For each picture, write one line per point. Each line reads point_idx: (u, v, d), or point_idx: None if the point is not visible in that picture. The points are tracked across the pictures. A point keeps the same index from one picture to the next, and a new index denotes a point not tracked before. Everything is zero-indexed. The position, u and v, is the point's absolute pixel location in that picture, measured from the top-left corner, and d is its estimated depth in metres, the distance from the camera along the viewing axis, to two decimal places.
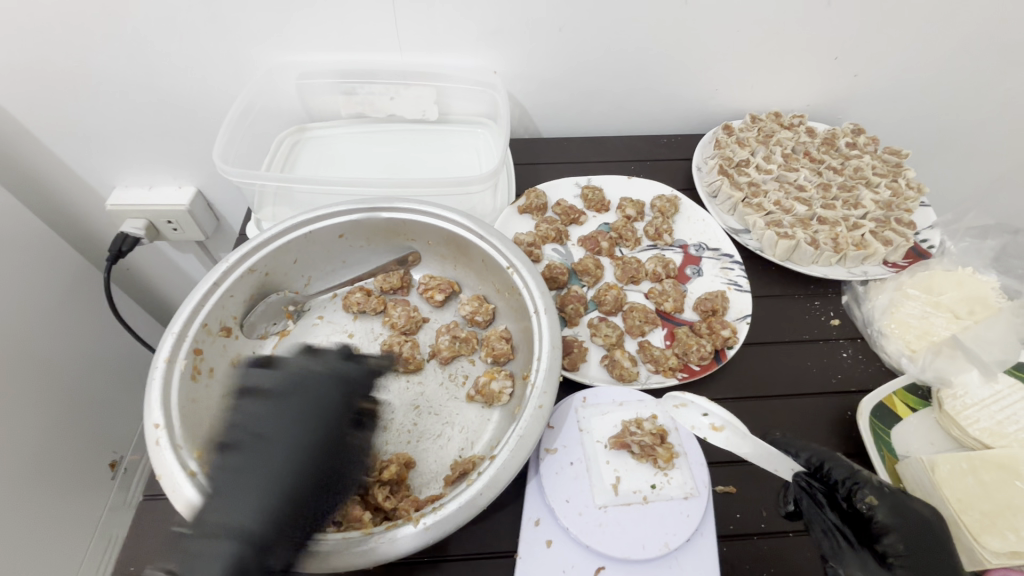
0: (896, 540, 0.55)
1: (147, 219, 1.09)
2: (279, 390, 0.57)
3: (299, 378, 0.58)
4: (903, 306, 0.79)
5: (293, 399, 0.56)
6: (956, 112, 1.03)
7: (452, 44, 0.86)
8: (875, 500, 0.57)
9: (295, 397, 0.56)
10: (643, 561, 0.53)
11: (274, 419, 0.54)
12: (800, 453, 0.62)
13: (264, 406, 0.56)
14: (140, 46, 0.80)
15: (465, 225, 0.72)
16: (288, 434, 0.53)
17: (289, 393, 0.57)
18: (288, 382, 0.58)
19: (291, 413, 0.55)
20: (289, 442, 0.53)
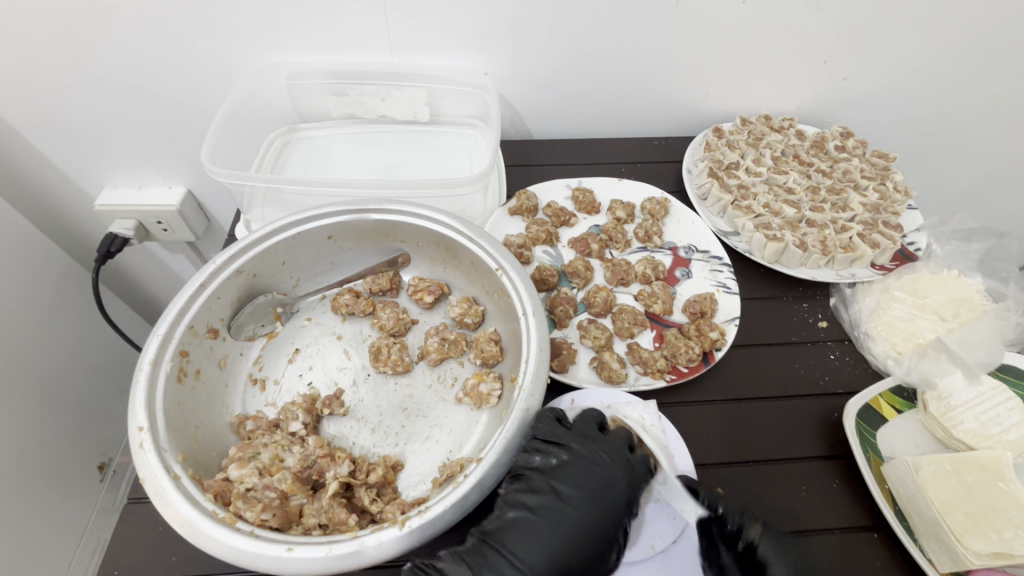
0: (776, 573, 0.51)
1: (136, 220, 1.08)
2: (586, 453, 0.57)
3: (602, 448, 0.58)
4: (890, 308, 0.80)
5: (610, 464, 0.57)
6: (942, 116, 1.04)
7: (443, 45, 0.86)
8: (760, 535, 0.53)
9: (609, 461, 0.57)
10: (631, 562, 0.55)
11: (598, 482, 0.56)
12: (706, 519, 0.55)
13: (583, 468, 0.56)
14: (127, 45, 0.80)
15: (455, 227, 0.72)
16: (588, 504, 0.54)
17: (594, 453, 0.57)
18: (591, 445, 0.58)
19: (620, 479, 0.56)
20: (610, 508, 0.54)
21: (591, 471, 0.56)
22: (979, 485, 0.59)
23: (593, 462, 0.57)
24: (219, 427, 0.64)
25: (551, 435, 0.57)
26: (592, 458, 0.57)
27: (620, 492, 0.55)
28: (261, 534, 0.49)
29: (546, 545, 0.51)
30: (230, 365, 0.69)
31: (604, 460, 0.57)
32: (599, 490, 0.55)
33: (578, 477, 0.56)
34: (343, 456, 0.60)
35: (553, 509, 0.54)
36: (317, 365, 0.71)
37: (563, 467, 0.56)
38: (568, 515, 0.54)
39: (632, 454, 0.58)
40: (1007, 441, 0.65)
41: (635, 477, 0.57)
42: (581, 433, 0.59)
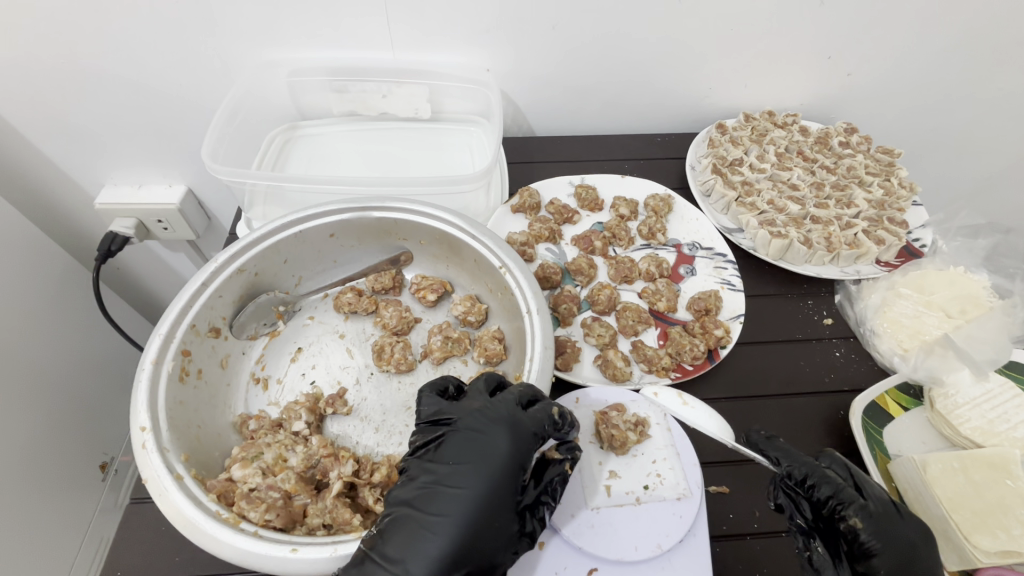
0: (881, 563, 0.52)
1: (137, 219, 1.08)
2: (471, 423, 0.53)
3: (485, 407, 0.54)
4: (895, 305, 0.79)
5: (493, 428, 0.52)
6: (947, 112, 1.03)
7: (444, 41, 0.85)
8: (861, 523, 0.53)
9: (491, 426, 0.53)
10: (636, 562, 0.53)
11: (480, 451, 0.51)
12: (788, 461, 0.57)
13: (464, 440, 0.52)
14: (126, 42, 0.79)
15: (458, 224, 0.71)
16: (478, 482, 0.50)
17: (480, 422, 0.53)
18: (477, 412, 0.54)
19: (503, 443, 0.52)
20: (496, 478, 0.50)
21: (478, 446, 0.52)
22: (986, 482, 0.58)
23: (478, 431, 0.53)
24: (222, 427, 0.64)
25: (437, 411, 0.56)
26: (475, 427, 0.53)
27: (505, 456, 0.51)
28: (265, 535, 0.49)
29: (432, 530, 0.47)
30: (232, 365, 0.69)
31: (487, 429, 0.52)
32: (484, 460, 0.51)
33: (461, 452, 0.52)
34: (347, 456, 0.60)
35: (443, 494, 0.49)
36: (320, 364, 0.71)
37: (446, 447, 0.53)
38: (456, 496, 0.49)
39: (524, 412, 0.54)
40: (1015, 438, 0.65)
41: (520, 436, 0.52)
42: (470, 403, 0.55)
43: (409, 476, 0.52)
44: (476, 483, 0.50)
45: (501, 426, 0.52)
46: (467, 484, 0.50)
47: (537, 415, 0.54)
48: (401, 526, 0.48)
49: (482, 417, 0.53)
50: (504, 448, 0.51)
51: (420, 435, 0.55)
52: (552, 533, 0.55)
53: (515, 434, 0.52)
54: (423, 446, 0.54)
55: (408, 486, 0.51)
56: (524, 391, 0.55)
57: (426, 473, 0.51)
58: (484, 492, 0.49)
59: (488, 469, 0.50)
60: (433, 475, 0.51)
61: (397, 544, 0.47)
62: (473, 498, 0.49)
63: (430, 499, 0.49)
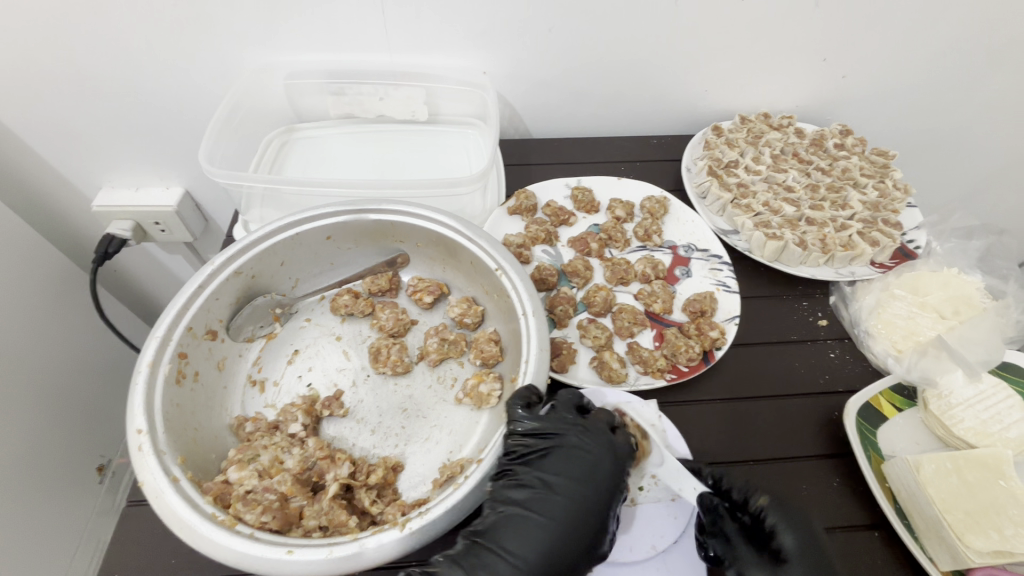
0: (785, 538, 0.53)
1: (134, 221, 1.07)
2: (581, 442, 0.56)
3: (592, 429, 0.57)
4: (889, 306, 0.80)
5: (599, 450, 0.56)
6: (941, 114, 1.04)
7: (440, 44, 0.85)
8: (767, 502, 0.55)
9: (597, 445, 0.56)
10: (632, 563, 0.55)
11: (586, 466, 0.55)
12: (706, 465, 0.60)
13: (570, 455, 0.55)
14: (124, 46, 0.79)
15: (454, 226, 0.72)
16: (582, 496, 0.53)
17: (588, 443, 0.56)
18: (585, 432, 0.57)
19: (608, 466, 0.55)
20: (599, 494, 0.54)
21: (587, 464, 0.55)
22: (978, 483, 0.59)
23: (587, 451, 0.56)
24: (218, 429, 0.64)
25: (538, 424, 0.55)
26: (579, 444, 0.56)
27: (610, 475, 0.55)
28: (261, 537, 0.49)
29: (542, 533, 0.51)
30: (229, 367, 0.69)
31: (594, 450, 0.56)
32: (588, 475, 0.54)
33: (569, 468, 0.55)
34: (343, 458, 0.60)
35: (552, 502, 0.53)
36: (317, 366, 0.71)
37: (551, 458, 0.55)
38: (562, 503, 0.53)
39: (616, 436, 0.58)
40: (1008, 438, 0.65)
41: (620, 458, 0.56)
42: (570, 419, 0.58)
43: (516, 480, 0.54)
44: (583, 496, 0.53)
45: (608, 450, 0.56)
46: (574, 495, 0.53)
47: (633, 442, 0.58)
48: (515, 527, 0.51)
49: (591, 438, 0.56)
50: (610, 470, 0.55)
51: (518, 444, 0.56)
52: None
53: (617, 456, 0.56)
54: (526, 454, 0.55)
55: (515, 489, 0.53)
56: (610, 416, 0.59)
57: (533, 478, 0.54)
58: (590, 509, 0.53)
59: (594, 484, 0.54)
60: (539, 482, 0.54)
61: (512, 543, 0.50)
62: (579, 512, 0.52)
63: (540, 504, 0.52)
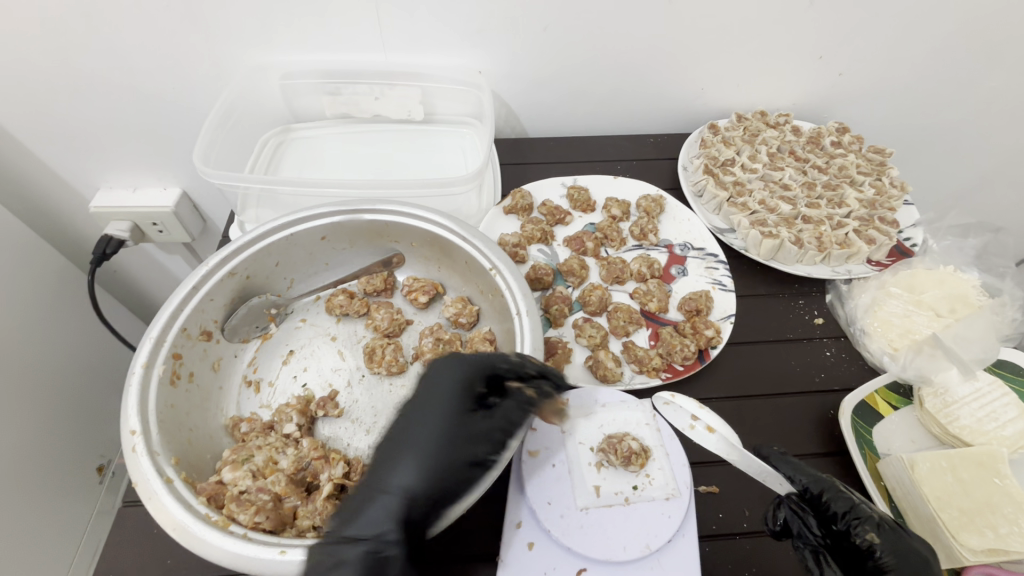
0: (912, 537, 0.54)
1: (131, 222, 1.08)
2: (426, 369, 0.57)
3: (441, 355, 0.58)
4: (886, 304, 0.79)
5: (445, 370, 0.55)
6: (939, 111, 1.03)
7: (435, 43, 0.85)
8: (875, 509, 0.56)
9: (435, 370, 0.56)
10: (625, 563, 0.53)
11: (427, 392, 0.54)
12: (800, 476, 0.57)
13: (425, 384, 0.55)
14: (118, 45, 0.79)
15: (448, 227, 0.72)
16: (420, 414, 0.53)
17: (427, 367, 0.56)
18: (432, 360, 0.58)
19: (450, 378, 0.54)
20: (455, 406, 0.53)
21: (433, 384, 0.55)
22: (974, 481, 0.59)
23: (428, 374, 0.56)
24: (213, 430, 0.64)
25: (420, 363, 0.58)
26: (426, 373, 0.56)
27: (449, 387, 0.54)
28: (254, 537, 0.49)
29: (413, 461, 0.50)
30: (225, 368, 0.69)
31: (429, 371, 0.56)
32: (436, 398, 0.54)
33: (415, 395, 0.55)
34: (338, 458, 0.60)
35: (398, 427, 0.53)
36: (312, 367, 0.71)
37: (410, 395, 0.56)
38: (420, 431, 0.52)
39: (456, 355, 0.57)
40: (1003, 437, 0.65)
41: (472, 374, 0.55)
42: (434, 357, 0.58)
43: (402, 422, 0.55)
44: (429, 414, 0.53)
45: (444, 365, 0.56)
46: (433, 418, 0.52)
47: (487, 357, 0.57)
48: (376, 458, 0.52)
49: (432, 364, 0.57)
50: (451, 385, 0.54)
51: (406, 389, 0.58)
52: (540, 531, 0.56)
53: (458, 372, 0.55)
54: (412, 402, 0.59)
55: (385, 433, 0.53)
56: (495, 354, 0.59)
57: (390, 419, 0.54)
58: (433, 423, 0.52)
59: (446, 404, 0.53)
60: (395, 418, 0.54)
61: (374, 470, 0.51)
62: (414, 430, 0.52)
63: (393, 434, 0.53)
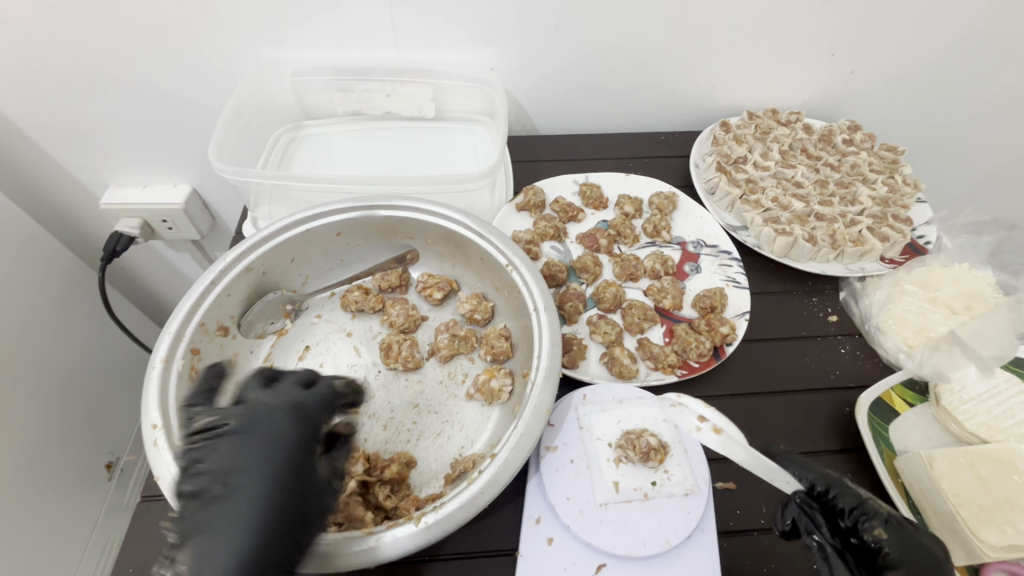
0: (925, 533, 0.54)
1: (141, 218, 1.08)
2: (249, 417, 0.48)
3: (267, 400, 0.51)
4: (900, 301, 0.79)
5: (274, 415, 0.49)
6: (951, 109, 1.03)
7: (448, 40, 0.85)
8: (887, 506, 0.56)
9: (283, 413, 0.50)
10: (645, 558, 0.53)
11: (265, 437, 0.47)
12: (806, 474, 0.59)
13: (251, 424, 0.48)
14: (130, 41, 0.79)
15: (464, 223, 0.72)
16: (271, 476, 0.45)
17: (275, 413, 0.49)
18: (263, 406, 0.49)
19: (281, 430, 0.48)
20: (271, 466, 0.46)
21: (260, 437, 0.47)
22: (993, 477, 0.59)
23: (252, 425, 0.48)
24: None
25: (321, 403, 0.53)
26: (246, 426, 0.48)
27: (288, 446, 0.47)
28: None
29: (242, 533, 0.42)
30: (241, 363, 0.69)
31: (272, 416, 0.49)
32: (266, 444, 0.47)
33: (243, 447, 0.46)
34: (358, 454, 0.59)
35: (231, 487, 0.44)
36: (328, 362, 0.71)
37: (228, 446, 0.46)
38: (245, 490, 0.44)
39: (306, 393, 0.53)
40: (1021, 433, 0.65)
41: (305, 420, 0.50)
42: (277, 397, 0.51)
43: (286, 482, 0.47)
44: (250, 473, 0.45)
45: (286, 416, 0.49)
46: (248, 475, 0.45)
47: (315, 398, 0.53)
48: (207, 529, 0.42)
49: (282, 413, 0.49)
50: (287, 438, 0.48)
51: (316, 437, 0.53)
52: (558, 526, 0.56)
53: (297, 416, 0.50)
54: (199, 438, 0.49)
55: (206, 495, 0.44)
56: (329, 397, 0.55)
57: (213, 474, 0.45)
58: (264, 494, 0.44)
59: (267, 465, 0.45)
60: (209, 466, 0.46)
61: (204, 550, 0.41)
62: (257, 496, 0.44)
63: (217, 504, 0.43)
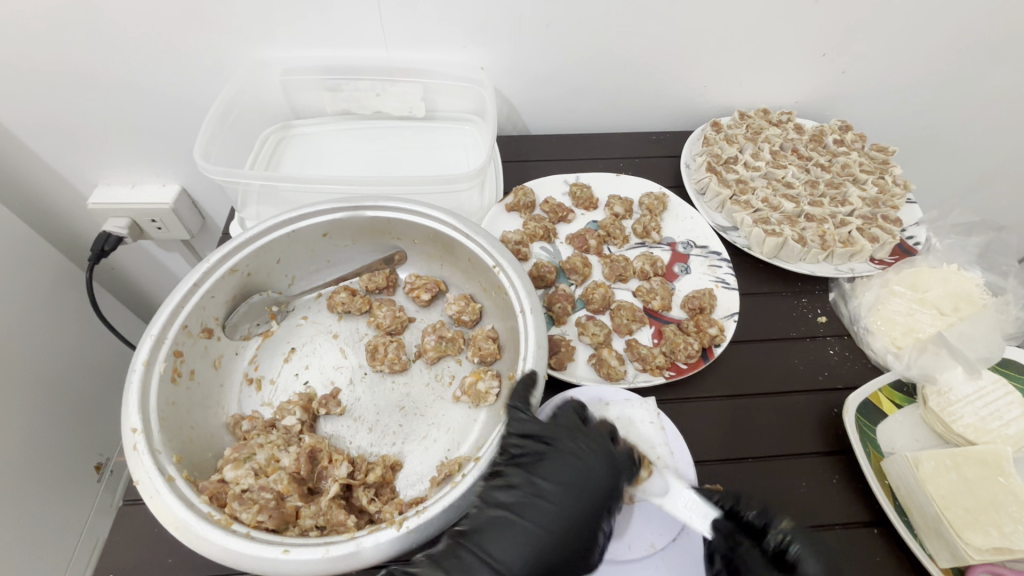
0: None
1: (130, 218, 1.07)
2: (573, 448, 0.55)
3: (578, 430, 0.56)
4: (889, 302, 0.79)
5: (595, 461, 0.54)
6: (941, 110, 1.03)
7: (437, 40, 0.84)
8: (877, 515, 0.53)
9: (596, 458, 0.54)
10: (630, 562, 0.53)
11: (583, 480, 0.53)
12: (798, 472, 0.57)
13: (567, 462, 0.54)
14: (118, 40, 0.78)
15: (451, 224, 0.71)
16: (569, 500, 0.52)
17: (581, 451, 0.55)
18: (579, 439, 0.55)
19: (605, 470, 0.54)
20: (595, 502, 0.53)
21: (581, 471, 0.53)
22: (979, 480, 0.59)
23: (580, 458, 0.54)
24: (214, 428, 0.63)
25: (526, 428, 0.55)
26: (574, 453, 0.54)
27: (606, 485, 0.53)
28: (257, 536, 0.49)
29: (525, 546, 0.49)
30: (225, 365, 0.68)
31: (594, 457, 0.54)
32: (580, 487, 0.53)
33: (562, 475, 0.53)
34: (341, 458, 0.59)
35: (543, 506, 0.52)
36: (313, 364, 0.70)
37: (543, 472, 0.53)
38: (550, 518, 0.51)
39: (613, 446, 0.56)
40: (1007, 435, 0.65)
41: (617, 475, 0.54)
42: (568, 426, 0.56)
43: (506, 483, 0.53)
44: (575, 512, 0.52)
45: (605, 459, 0.54)
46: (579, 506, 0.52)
47: (628, 458, 0.55)
48: (502, 536, 0.49)
49: (591, 452, 0.54)
50: (608, 479, 0.53)
51: (516, 445, 0.55)
52: None
53: (613, 464, 0.54)
54: (518, 456, 0.54)
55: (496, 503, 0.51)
56: (575, 409, 0.58)
57: (528, 491, 0.52)
58: (579, 521, 0.51)
59: (597, 499, 0.53)
60: (532, 483, 0.53)
61: (498, 549, 0.49)
62: (567, 521, 0.51)
63: (527, 512, 0.51)
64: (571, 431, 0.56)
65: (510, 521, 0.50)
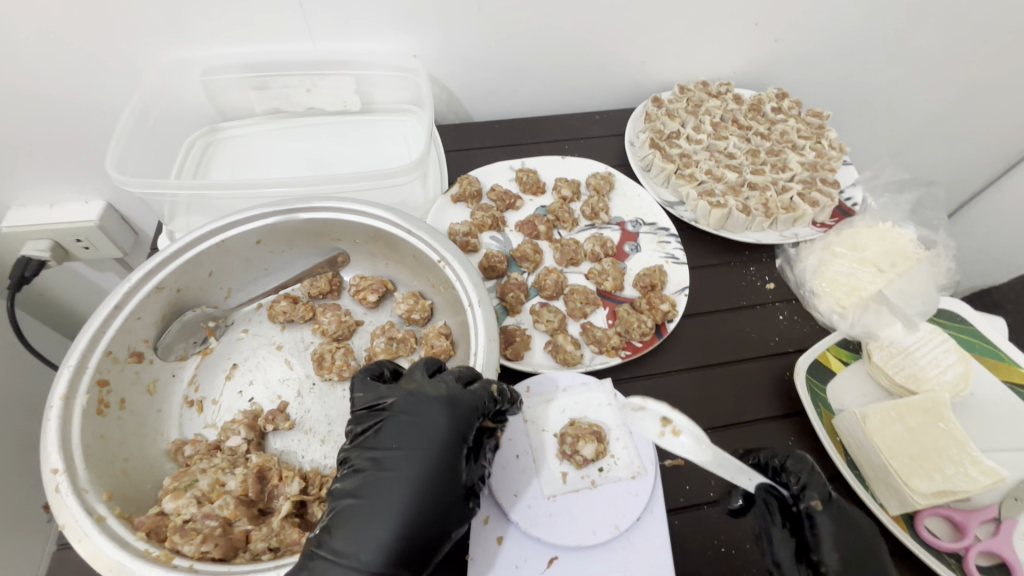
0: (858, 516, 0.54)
1: (51, 240, 0.98)
2: (407, 405, 0.51)
3: (418, 389, 0.52)
4: (832, 265, 0.81)
5: (430, 408, 0.50)
6: (872, 73, 1.06)
7: (366, 28, 0.81)
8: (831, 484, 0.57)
9: (432, 407, 0.50)
10: (595, 546, 0.53)
11: (421, 433, 0.49)
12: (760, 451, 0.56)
13: (399, 425, 0.50)
14: (11, 47, 0.71)
15: (391, 220, 0.68)
16: (416, 459, 0.48)
17: (416, 404, 0.51)
18: (414, 395, 0.52)
19: (443, 417, 0.50)
20: (440, 451, 0.49)
21: (418, 425, 0.50)
22: (921, 428, 0.61)
23: (414, 413, 0.50)
24: (154, 457, 0.60)
25: (371, 399, 0.53)
26: (408, 409, 0.51)
27: (447, 428, 0.50)
28: (201, 568, 0.46)
29: (378, 522, 0.45)
30: (161, 390, 0.64)
31: (427, 406, 0.51)
32: (423, 443, 0.49)
33: (400, 436, 0.49)
34: (292, 475, 0.57)
35: (388, 474, 0.47)
36: (258, 379, 0.67)
37: (381, 441, 0.50)
38: (398, 480, 0.47)
39: (462, 389, 0.52)
40: (944, 381, 0.68)
41: (461, 412, 0.51)
42: (405, 385, 0.53)
43: (349, 469, 0.49)
44: (422, 463, 0.48)
45: (441, 404, 0.50)
46: (427, 460, 0.48)
47: (475, 393, 0.52)
48: (346, 521, 0.46)
49: (429, 405, 0.51)
50: (448, 424, 0.50)
51: (357, 423, 0.53)
52: (503, 522, 0.54)
53: (454, 409, 0.50)
54: (359, 436, 0.51)
55: (346, 486, 0.48)
56: (468, 375, 0.54)
57: (370, 465, 0.48)
58: (430, 472, 0.48)
59: (442, 447, 0.49)
60: (373, 457, 0.49)
61: (346, 537, 0.45)
62: (419, 477, 0.47)
63: (372, 487, 0.47)
64: (409, 388, 0.53)
65: (353, 502, 0.46)
